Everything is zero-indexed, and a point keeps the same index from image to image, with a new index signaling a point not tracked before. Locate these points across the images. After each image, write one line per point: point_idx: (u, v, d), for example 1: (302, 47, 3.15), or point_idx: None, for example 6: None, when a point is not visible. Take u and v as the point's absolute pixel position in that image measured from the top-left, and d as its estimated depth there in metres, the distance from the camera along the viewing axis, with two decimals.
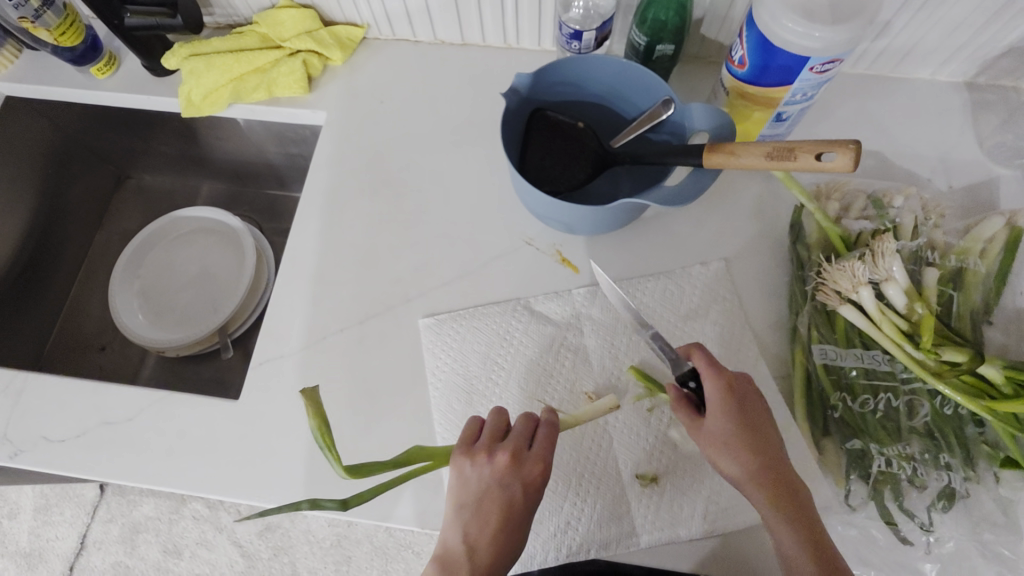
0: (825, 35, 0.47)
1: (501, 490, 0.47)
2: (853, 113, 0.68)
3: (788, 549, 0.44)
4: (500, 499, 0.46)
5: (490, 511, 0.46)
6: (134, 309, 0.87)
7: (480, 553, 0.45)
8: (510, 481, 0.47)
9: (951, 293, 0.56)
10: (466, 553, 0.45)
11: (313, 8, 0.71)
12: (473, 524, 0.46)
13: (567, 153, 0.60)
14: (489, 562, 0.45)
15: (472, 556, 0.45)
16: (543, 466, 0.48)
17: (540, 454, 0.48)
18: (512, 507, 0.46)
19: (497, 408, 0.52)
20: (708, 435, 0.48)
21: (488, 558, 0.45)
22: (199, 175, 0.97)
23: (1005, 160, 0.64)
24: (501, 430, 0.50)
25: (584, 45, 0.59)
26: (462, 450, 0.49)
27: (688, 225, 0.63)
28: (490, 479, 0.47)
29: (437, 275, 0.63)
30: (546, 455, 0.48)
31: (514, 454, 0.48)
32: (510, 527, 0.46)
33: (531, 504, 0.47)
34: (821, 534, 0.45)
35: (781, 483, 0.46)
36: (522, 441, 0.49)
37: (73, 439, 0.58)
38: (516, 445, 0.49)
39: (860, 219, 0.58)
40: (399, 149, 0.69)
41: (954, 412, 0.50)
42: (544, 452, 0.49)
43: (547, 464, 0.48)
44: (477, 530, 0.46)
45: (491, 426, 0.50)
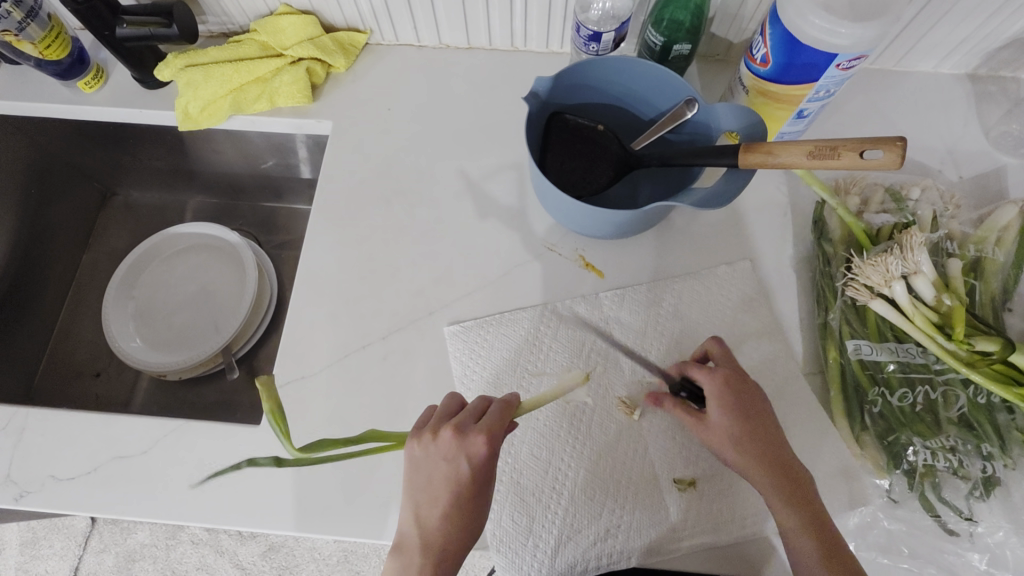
0: (853, 32, 0.47)
1: (446, 467, 0.45)
2: (861, 108, 0.68)
3: (788, 525, 0.46)
4: (447, 476, 0.45)
5: (438, 489, 0.45)
6: (130, 332, 0.83)
7: (430, 532, 0.44)
8: (454, 457, 0.45)
9: (973, 282, 0.57)
10: (418, 534, 0.45)
11: (314, 14, 0.68)
12: (424, 505, 0.45)
13: (588, 155, 0.59)
14: (441, 541, 0.44)
15: (424, 536, 0.44)
16: (488, 439, 0.45)
17: (485, 428, 0.46)
18: (460, 482, 0.44)
19: (451, 392, 0.51)
20: (714, 429, 0.49)
21: (441, 536, 0.44)
22: (189, 189, 0.93)
23: (1010, 149, 0.65)
24: (452, 411, 0.49)
25: (602, 46, 0.58)
26: (412, 433, 0.48)
27: (709, 225, 0.62)
28: (437, 457, 0.46)
29: (457, 285, 0.61)
30: (492, 427, 0.46)
31: (457, 428, 0.46)
32: (461, 503, 0.45)
33: (483, 477, 0.45)
34: (822, 515, 0.46)
35: (780, 469, 0.47)
36: (470, 417, 0.47)
37: (84, 475, 0.55)
38: (461, 420, 0.47)
39: (881, 213, 0.58)
40: (410, 157, 0.67)
41: (987, 401, 0.51)
42: (494, 424, 0.47)
43: (494, 435, 0.46)
44: (429, 510, 0.45)
45: (443, 407, 0.49)
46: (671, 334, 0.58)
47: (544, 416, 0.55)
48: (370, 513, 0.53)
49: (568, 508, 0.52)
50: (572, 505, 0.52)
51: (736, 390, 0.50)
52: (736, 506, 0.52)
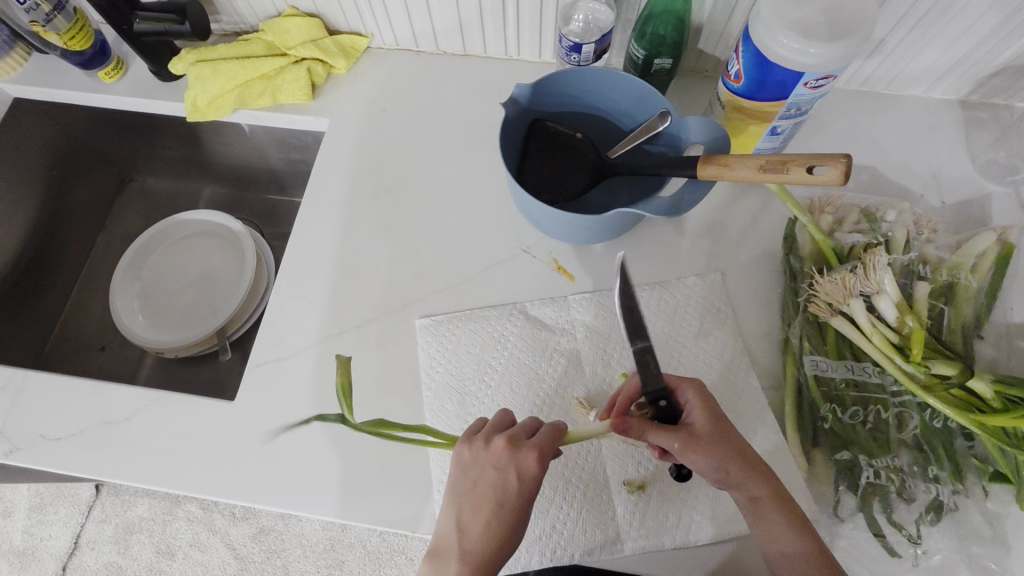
0: (821, 52, 0.48)
1: (494, 474, 0.45)
2: (847, 129, 0.69)
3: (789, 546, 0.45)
4: (495, 485, 0.45)
5: (483, 496, 0.45)
6: (135, 310, 0.87)
7: (469, 538, 0.44)
8: (504, 466, 0.45)
9: (942, 307, 0.56)
10: (457, 539, 0.44)
11: (318, 17, 0.72)
12: (466, 509, 0.45)
13: (564, 163, 0.60)
14: (477, 550, 0.43)
15: (461, 542, 0.44)
16: (538, 456, 0.45)
17: (537, 444, 0.46)
18: (506, 493, 0.44)
19: (502, 408, 0.51)
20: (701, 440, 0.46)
21: (479, 544, 0.43)
22: (202, 179, 0.98)
23: (996, 177, 0.65)
24: (503, 424, 0.49)
25: (583, 57, 0.60)
26: (462, 438, 0.48)
27: (684, 237, 0.63)
28: (486, 464, 0.46)
29: (433, 281, 0.64)
30: (544, 445, 0.46)
31: (509, 440, 0.46)
32: (504, 516, 0.44)
33: (529, 494, 0.45)
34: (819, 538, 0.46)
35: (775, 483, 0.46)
36: (524, 431, 0.48)
37: (71, 437, 0.59)
38: (515, 433, 0.47)
39: (853, 233, 0.58)
40: (400, 157, 0.70)
41: (944, 425, 0.51)
42: (546, 441, 0.47)
43: (545, 453, 0.46)
44: (470, 515, 0.45)
45: (496, 419, 0.49)
46: None
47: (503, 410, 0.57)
48: (330, 492, 0.56)
49: None
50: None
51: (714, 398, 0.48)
52: (682, 512, 0.53)
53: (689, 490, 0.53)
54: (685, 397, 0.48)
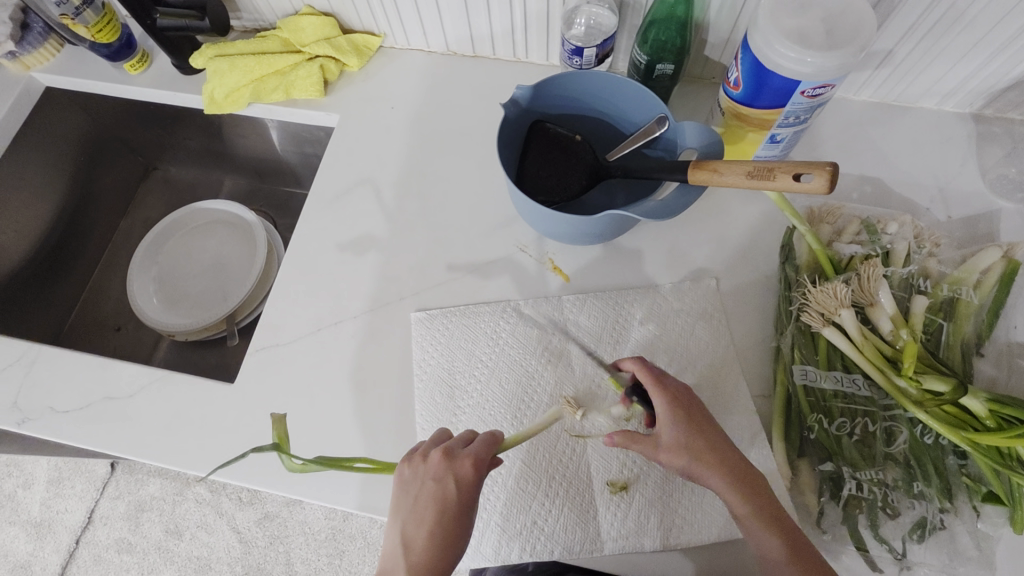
0: (817, 61, 0.47)
1: (431, 485, 0.46)
2: (854, 140, 0.68)
3: (768, 550, 0.44)
4: (434, 495, 0.45)
5: (423, 508, 0.45)
6: (150, 293, 0.91)
7: (414, 551, 0.44)
8: (441, 476, 0.46)
9: (941, 323, 0.55)
10: (403, 554, 0.44)
11: (333, 16, 0.74)
12: (409, 524, 0.45)
13: (563, 164, 0.61)
14: (424, 561, 0.43)
15: (407, 556, 0.44)
16: (474, 462, 0.46)
17: (472, 452, 0.47)
18: (446, 502, 0.45)
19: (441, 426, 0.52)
20: (667, 444, 0.47)
21: (424, 557, 0.43)
22: (220, 170, 1.01)
23: (1006, 193, 0.64)
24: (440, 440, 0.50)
25: (585, 61, 0.61)
26: (403, 457, 0.49)
27: (680, 242, 0.63)
28: (425, 476, 0.46)
29: (431, 276, 0.65)
30: (479, 452, 0.47)
31: (445, 451, 0.47)
32: (447, 523, 0.44)
33: (468, 500, 0.45)
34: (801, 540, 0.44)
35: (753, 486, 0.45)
36: (459, 443, 0.49)
37: (78, 410, 0.62)
38: (450, 444, 0.48)
39: (852, 243, 0.58)
40: (405, 154, 0.71)
41: (935, 442, 0.50)
42: (480, 448, 0.48)
43: (481, 460, 0.47)
44: (413, 529, 0.44)
45: (434, 436, 0.50)
46: (630, 346, 0.59)
47: (491, 405, 0.58)
48: (321, 477, 0.57)
49: (503, 499, 0.54)
50: (505, 493, 0.54)
51: (686, 399, 0.48)
52: (663, 515, 0.53)
53: (672, 493, 0.53)
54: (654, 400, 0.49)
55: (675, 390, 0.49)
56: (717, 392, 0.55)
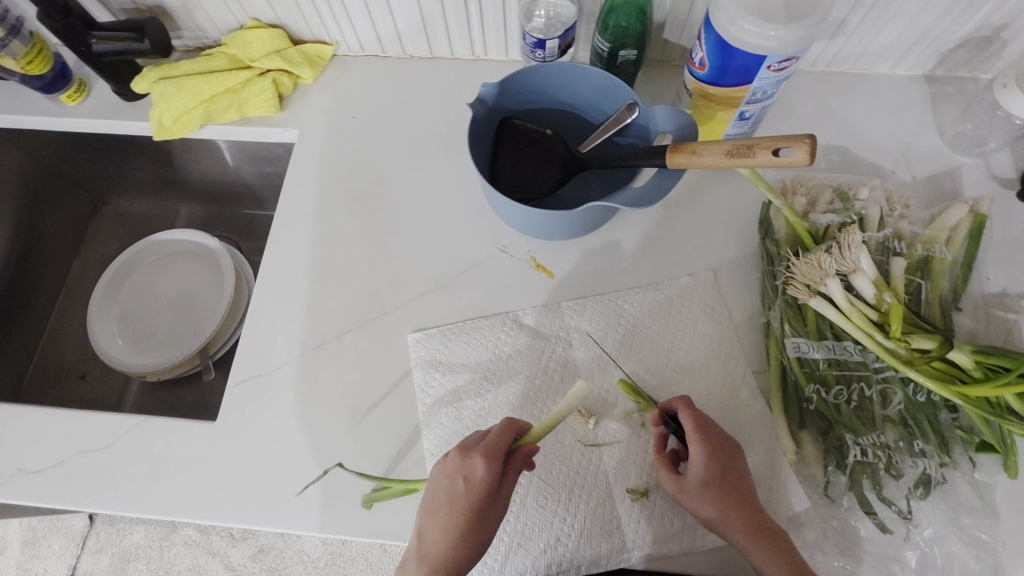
0: (780, 35, 0.48)
1: (445, 483, 0.48)
2: (816, 110, 0.69)
3: None
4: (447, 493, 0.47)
5: (438, 503, 0.48)
6: (114, 335, 0.86)
7: (427, 542, 0.47)
8: (453, 473, 0.47)
9: (919, 282, 0.56)
10: (419, 545, 0.48)
11: (281, 27, 0.72)
12: (427, 514, 0.48)
13: (536, 159, 0.60)
14: (433, 555, 0.47)
15: (422, 545, 0.48)
16: (484, 459, 0.46)
17: (483, 451, 0.47)
18: (456, 499, 0.47)
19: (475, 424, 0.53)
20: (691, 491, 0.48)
21: (434, 550, 0.47)
22: (176, 199, 0.97)
23: (965, 149, 0.66)
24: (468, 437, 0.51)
25: (548, 53, 0.60)
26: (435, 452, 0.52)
27: (662, 226, 0.63)
28: (443, 474, 0.48)
29: (412, 286, 0.63)
30: (491, 447, 0.47)
31: (462, 449, 0.48)
32: (456, 520, 0.46)
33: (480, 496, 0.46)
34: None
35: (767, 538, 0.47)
36: (477, 438, 0.49)
37: (50, 469, 0.58)
38: (468, 442, 0.49)
39: (827, 213, 0.59)
40: (372, 164, 0.69)
41: (927, 399, 0.51)
42: (489, 441, 0.48)
43: (491, 456, 0.47)
44: (429, 520, 0.48)
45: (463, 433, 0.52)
46: (624, 336, 0.58)
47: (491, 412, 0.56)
48: (322, 510, 0.55)
49: (519, 514, 0.52)
50: (525, 513, 0.52)
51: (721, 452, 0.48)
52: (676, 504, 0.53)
53: None
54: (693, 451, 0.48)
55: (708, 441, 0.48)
56: (722, 381, 0.55)
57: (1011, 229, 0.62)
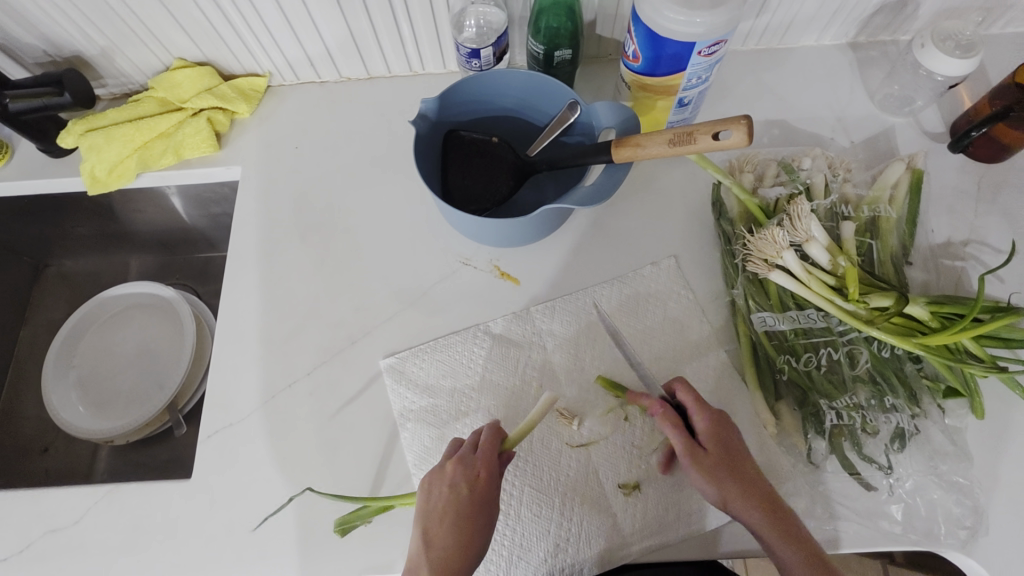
0: (706, 20, 0.49)
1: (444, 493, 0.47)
2: (752, 88, 0.71)
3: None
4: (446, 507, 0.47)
5: (439, 515, 0.47)
6: (73, 402, 0.82)
7: (433, 552, 0.45)
8: (455, 480, 0.47)
9: (870, 243, 0.58)
10: (423, 558, 0.46)
11: (209, 64, 0.69)
12: (425, 531, 0.47)
13: (487, 169, 0.60)
14: (441, 565, 0.45)
15: (428, 557, 0.45)
16: (485, 461, 0.48)
17: (483, 455, 0.48)
18: (461, 504, 0.46)
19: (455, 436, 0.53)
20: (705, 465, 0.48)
21: (442, 560, 0.45)
22: (122, 252, 0.93)
23: (895, 109, 0.68)
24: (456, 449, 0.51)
25: (484, 62, 0.60)
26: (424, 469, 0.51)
27: (620, 218, 0.63)
28: (443, 484, 0.48)
29: (378, 312, 0.62)
30: (489, 450, 0.49)
31: (459, 457, 0.49)
32: (463, 524, 0.46)
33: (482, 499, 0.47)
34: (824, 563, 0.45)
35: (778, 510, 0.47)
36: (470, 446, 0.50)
37: (17, 555, 0.54)
38: (462, 450, 0.50)
39: (774, 186, 0.60)
40: (321, 192, 0.68)
41: (892, 354, 0.53)
42: (484, 446, 0.49)
43: (491, 458, 0.48)
44: (429, 536, 0.46)
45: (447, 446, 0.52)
46: (597, 334, 0.58)
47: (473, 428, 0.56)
48: (314, 554, 0.53)
49: (515, 526, 0.52)
50: (520, 523, 0.52)
51: (725, 423, 0.49)
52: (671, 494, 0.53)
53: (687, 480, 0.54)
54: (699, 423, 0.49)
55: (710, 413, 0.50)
56: (700, 367, 0.56)
57: (948, 180, 0.64)
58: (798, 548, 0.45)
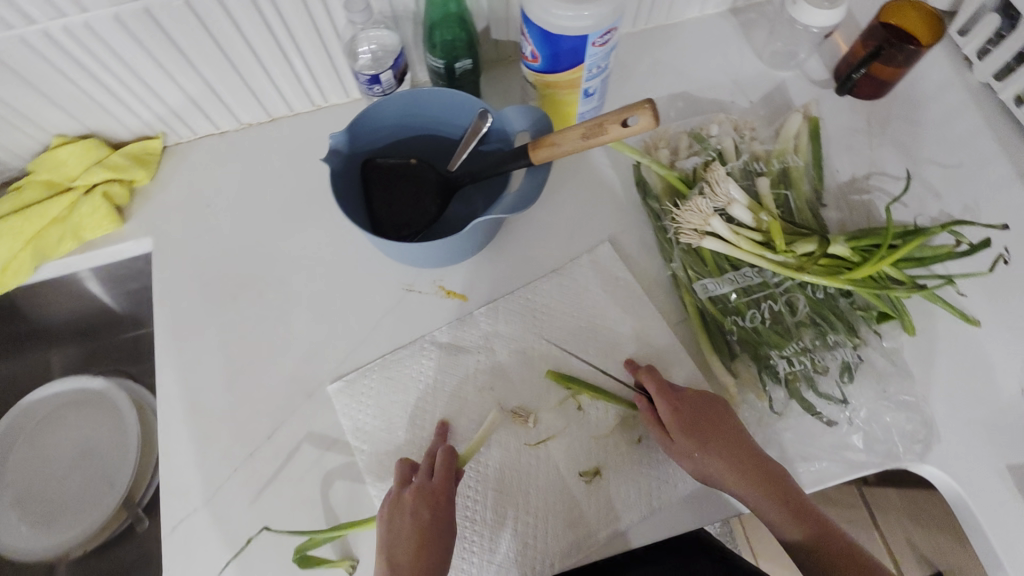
0: (593, 12, 0.50)
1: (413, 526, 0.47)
2: (651, 67, 0.73)
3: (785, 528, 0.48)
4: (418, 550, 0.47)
5: (403, 544, 0.47)
6: (13, 523, 0.74)
7: None
8: (415, 508, 0.48)
9: (785, 193, 0.62)
10: None
11: (93, 136, 0.65)
12: (391, 560, 0.47)
13: (411, 192, 0.59)
14: None
15: None
16: (443, 483, 0.49)
17: (439, 476, 0.50)
18: (425, 528, 0.47)
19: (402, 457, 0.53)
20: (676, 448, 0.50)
21: None
22: (37, 352, 0.84)
23: (782, 66, 0.72)
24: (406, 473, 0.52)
25: (386, 86, 0.59)
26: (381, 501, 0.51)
27: (552, 213, 0.64)
28: (404, 513, 0.48)
29: (328, 358, 0.59)
30: (444, 470, 0.50)
31: (416, 483, 0.49)
32: (431, 547, 0.46)
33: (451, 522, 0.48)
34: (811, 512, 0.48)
35: (761, 473, 0.49)
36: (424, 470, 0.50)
37: None
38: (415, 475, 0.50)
39: (690, 156, 0.63)
40: (243, 247, 0.64)
41: (825, 294, 0.56)
42: (440, 472, 0.50)
43: (448, 478, 0.50)
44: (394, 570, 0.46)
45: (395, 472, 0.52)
46: (553, 333, 0.59)
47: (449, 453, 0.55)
48: None
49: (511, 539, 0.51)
50: (505, 530, 0.52)
51: (689, 403, 0.51)
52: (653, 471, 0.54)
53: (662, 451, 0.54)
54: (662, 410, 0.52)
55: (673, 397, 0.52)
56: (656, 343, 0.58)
57: (842, 121, 0.69)
58: (778, 502, 0.48)
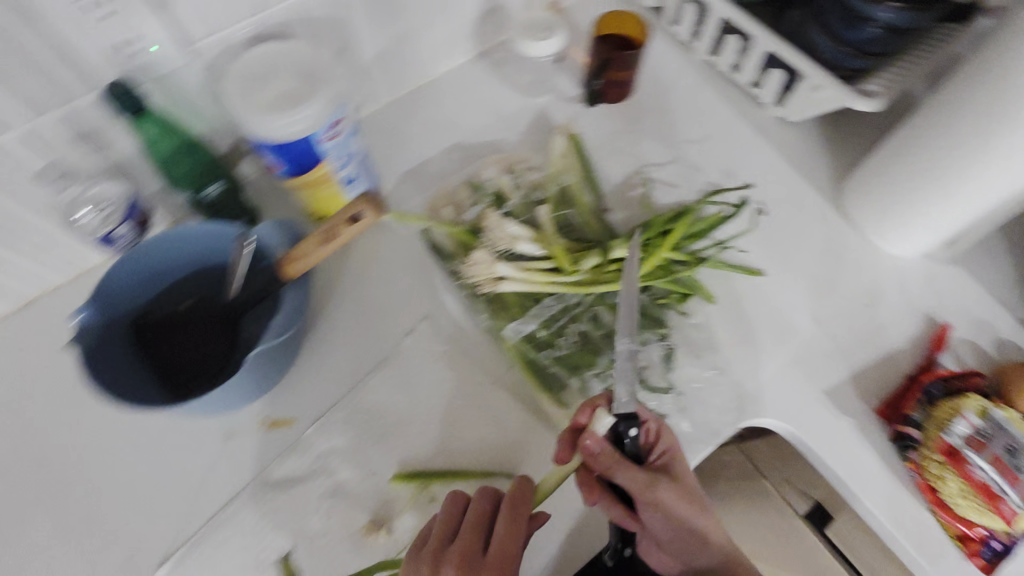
0: (307, 113, 0.50)
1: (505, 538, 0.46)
2: (425, 125, 0.73)
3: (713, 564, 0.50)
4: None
5: None
6: None
7: None
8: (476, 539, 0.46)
9: (567, 213, 0.66)
10: None
11: None
12: None
13: (193, 340, 0.55)
14: None
15: None
16: (512, 518, 0.47)
17: (511, 502, 0.48)
18: None
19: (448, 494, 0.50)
20: (674, 489, 0.48)
21: None
22: None
23: (538, 93, 0.77)
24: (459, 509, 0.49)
25: (126, 237, 0.57)
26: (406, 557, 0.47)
27: (359, 306, 0.62)
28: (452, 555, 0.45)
29: (156, 541, 0.53)
30: (513, 497, 0.48)
31: (479, 513, 0.48)
32: None
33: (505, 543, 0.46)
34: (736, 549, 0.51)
35: (711, 511, 0.51)
36: (490, 499, 0.49)
37: None
38: (482, 504, 0.49)
39: (472, 206, 0.64)
40: (26, 454, 0.56)
41: (624, 297, 0.60)
42: (517, 496, 0.49)
43: (515, 500, 0.48)
44: None
45: (447, 506, 0.49)
46: (389, 426, 0.57)
47: None
48: None
49: None
50: None
51: (677, 452, 0.51)
52: None
53: None
54: (660, 443, 0.51)
55: (671, 446, 0.51)
56: (491, 401, 0.57)
57: (602, 129, 0.74)
58: (725, 543, 0.50)
